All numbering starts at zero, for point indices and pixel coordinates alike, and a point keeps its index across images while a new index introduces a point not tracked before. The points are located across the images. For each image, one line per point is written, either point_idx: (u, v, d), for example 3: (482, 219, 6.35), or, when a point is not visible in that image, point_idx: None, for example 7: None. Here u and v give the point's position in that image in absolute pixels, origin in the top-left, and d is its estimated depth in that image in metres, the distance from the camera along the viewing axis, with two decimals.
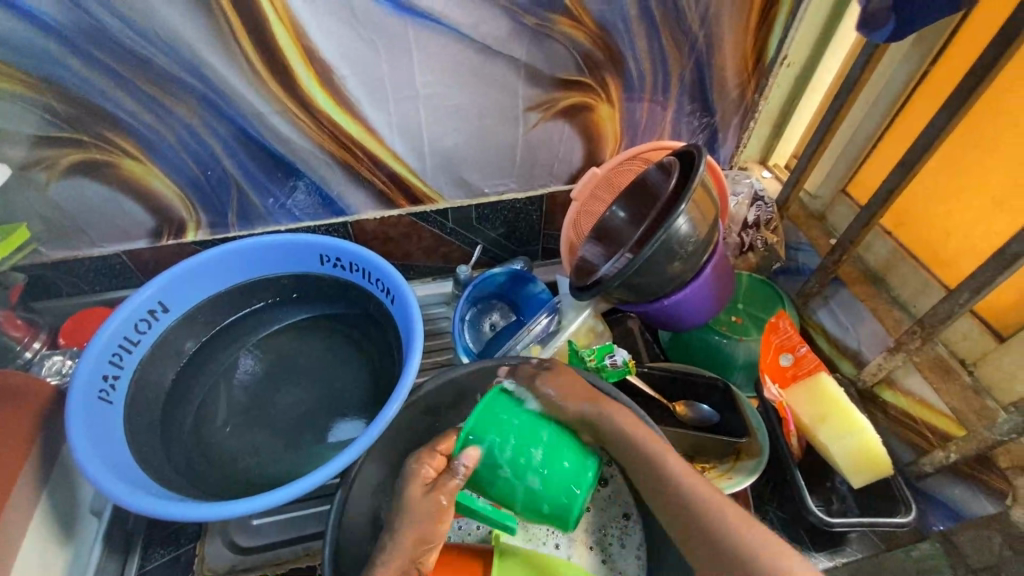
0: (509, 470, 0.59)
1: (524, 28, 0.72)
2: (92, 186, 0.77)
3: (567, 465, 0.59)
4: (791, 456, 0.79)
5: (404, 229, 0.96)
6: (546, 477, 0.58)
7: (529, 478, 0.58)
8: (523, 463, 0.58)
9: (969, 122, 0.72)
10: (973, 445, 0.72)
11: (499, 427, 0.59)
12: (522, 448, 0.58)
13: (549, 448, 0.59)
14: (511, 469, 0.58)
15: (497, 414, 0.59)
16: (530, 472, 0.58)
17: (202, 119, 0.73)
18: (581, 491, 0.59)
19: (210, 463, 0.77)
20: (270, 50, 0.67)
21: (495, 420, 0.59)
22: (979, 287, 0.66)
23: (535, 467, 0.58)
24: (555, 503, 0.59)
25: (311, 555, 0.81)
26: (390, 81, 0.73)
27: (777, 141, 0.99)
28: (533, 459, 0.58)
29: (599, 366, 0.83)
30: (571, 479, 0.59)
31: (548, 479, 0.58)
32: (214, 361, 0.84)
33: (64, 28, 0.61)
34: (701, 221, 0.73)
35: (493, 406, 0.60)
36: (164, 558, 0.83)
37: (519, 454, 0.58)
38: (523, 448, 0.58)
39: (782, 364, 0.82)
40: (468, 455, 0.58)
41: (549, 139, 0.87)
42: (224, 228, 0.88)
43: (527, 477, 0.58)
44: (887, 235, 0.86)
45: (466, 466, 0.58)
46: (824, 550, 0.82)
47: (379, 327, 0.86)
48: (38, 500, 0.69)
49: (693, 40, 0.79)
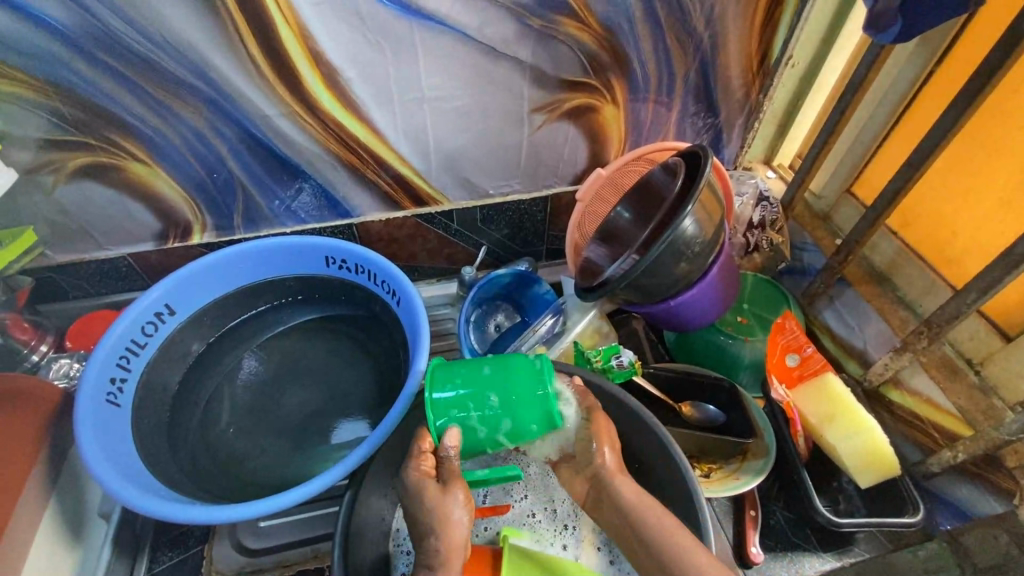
0: (485, 424, 0.61)
1: (529, 29, 0.72)
2: (99, 189, 0.77)
3: (519, 386, 0.60)
4: (799, 456, 0.79)
5: (409, 230, 0.96)
6: (518, 416, 0.60)
7: (505, 421, 0.60)
8: (487, 410, 0.60)
9: (976, 121, 0.71)
10: (981, 445, 0.72)
11: (448, 397, 0.61)
12: (478, 400, 0.61)
13: (499, 388, 0.60)
14: (486, 423, 0.60)
15: (440, 383, 0.62)
16: (502, 418, 0.60)
17: (208, 122, 0.73)
18: (546, 402, 0.60)
19: (217, 465, 0.77)
20: (276, 53, 0.67)
21: (444, 388, 0.62)
22: (986, 287, 0.66)
23: (499, 410, 0.60)
24: (530, 422, 0.60)
25: (320, 557, 0.82)
26: (396, 82, 0.73)
27: (782, 141, 0.99)
28: (493, 406, 0.60)
29: (605, 366, 0.84)
30: (526, 396, 0.60)
31: (514, 412, 0.60)
32: (220, 363, 0.84)
33: (71, 32, 0.61)
34: (706, 222, 0.73)
35: (436, 381, 0.62)
36: (172, 560, 0.83)
37: (482, 408, 0.60)
38: (481, 401, 0.61)
39: (789, 365, 0.83)
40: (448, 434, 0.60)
41: (554, 140, 0.87)
42: (230, 231, 0.88)
43: (502, 424, 0.61)
44: (893, 235, 0.86)
45: (450, 446, 0.59)
46: (832, 550, 0.82)
47: (385, 328, 0.86)
48: (46, 502, 0.69)
49: (698, 41, 0.79)
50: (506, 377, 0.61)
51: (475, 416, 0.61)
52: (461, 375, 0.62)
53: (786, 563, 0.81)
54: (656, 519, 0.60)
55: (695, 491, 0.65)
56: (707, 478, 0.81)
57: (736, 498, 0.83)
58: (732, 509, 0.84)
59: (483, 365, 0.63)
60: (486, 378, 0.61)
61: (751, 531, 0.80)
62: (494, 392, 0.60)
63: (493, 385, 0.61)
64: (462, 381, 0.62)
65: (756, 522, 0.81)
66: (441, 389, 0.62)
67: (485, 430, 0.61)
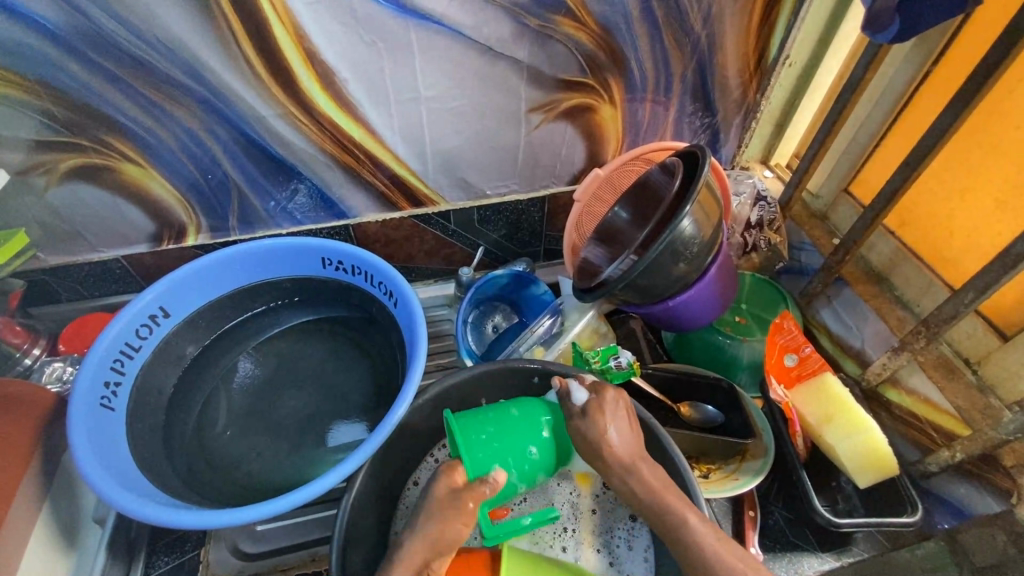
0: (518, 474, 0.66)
1: (526, 29, 0.71)
2: (91, 191, 0.76)
3: (549, 434, 0.67)
4: (797, 455, 0.79)
5: (405, 231, 0.95)
6: (547, 464, 0.68)
7: (530, 473, 0.67)
8: (520, 460, 0.66)
9: (976, 120, 0.71)
10: (979, 445, 0.72)
11: (488, 452, 0.64)
12: (514, 453, 0.66)
13: (534, 440, 0.66)
14: (519, 473, 0.66)
15: (474, 436, 0.65)
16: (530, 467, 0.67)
17: (202, 123, 0.72)
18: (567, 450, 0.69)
19: (213, 468, 0.76)
20: (271, 53, 0.66)
21: (478, 439, 0.65)
22: (983, 287, 0.66)
23: (534, 460, 0.67)
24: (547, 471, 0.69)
25: (318, 560, 0.82)
26: (391, 83, 0.73)
27: (779, 141, 0.99)
28: (530, 457, 0.66)
29: (603, 367, 0.83)
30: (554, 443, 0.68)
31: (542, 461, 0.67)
32: (215, 365, 0.84)
33: (63, 32, 0.60)
34: (705, 222, 0.73)
35: (469, 431, 0.64)
36: (169, 564, 0.81)
37: (519, 457, 0.66)
38: (517, 450, 0.66)
39: (787, 365, 0.83)
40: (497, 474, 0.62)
41: (551, 141, 0.87)
42: (225, 232, 0.87)
43: (532, 472, 0.67)
44: (891, 235, 0.86)
45: (498, 478, 0.62)
46: (831, 550, 0.82)
47: (381, 329, 0.86)
48: (40, 508, 0.68)
49: (695, 40, 0.79)
50: (534, 425, 0.67)
51: (510, 465, 0.65)
52: (489, 423, 0.66)
53: (785, 563, 0.81)
54: (677, 504, 0.60)
55: (694, 488, 0.65)
56: (706, 478, 0.81)
57: (735, 498, 0.84)
58: (731, 509, 0.84)
59: (507, 410, 0.68)
60: (519, 428, 0.66)
61: (749, 531, 0.81)
62: (529, 440, 0.66)
63: (529, 436, 0.66)
64: (494, 433, 0.65)
65: (756, 523, 0.81)
66: (475, 441, 0.64)
67: (514, 481, 0.66)
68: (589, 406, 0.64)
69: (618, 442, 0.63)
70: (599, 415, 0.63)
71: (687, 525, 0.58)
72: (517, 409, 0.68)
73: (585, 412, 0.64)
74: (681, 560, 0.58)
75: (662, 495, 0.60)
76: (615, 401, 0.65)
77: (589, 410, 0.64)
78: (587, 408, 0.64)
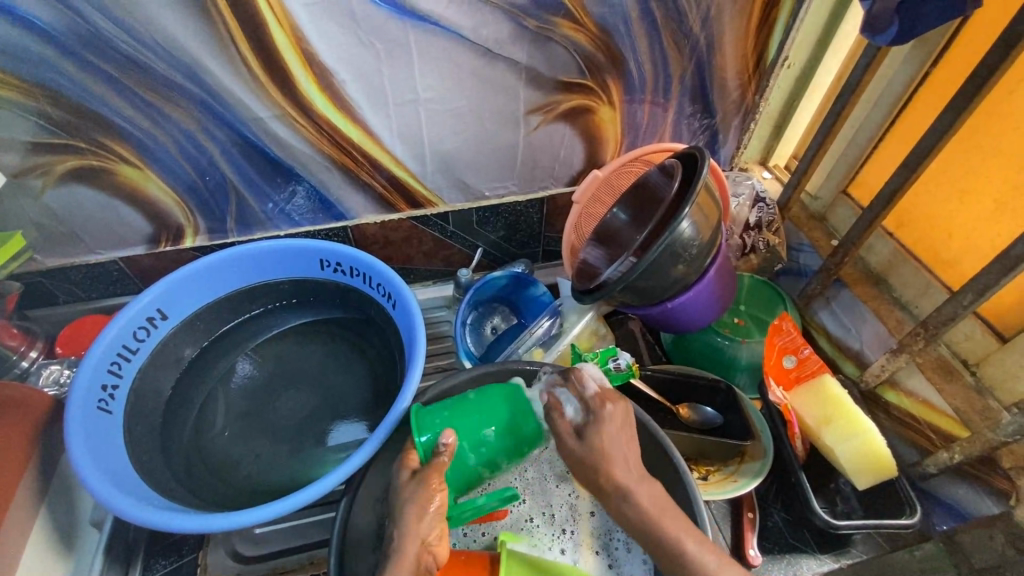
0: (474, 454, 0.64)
1: (525, 31, 0.71)
2: (87, 193, 0.76)
3: (502, 415, 0.64)
4: (796, 458, 0.79)
5: (404, 232, 0.95)
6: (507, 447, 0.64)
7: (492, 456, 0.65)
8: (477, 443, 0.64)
9: (975, 122, 0.71)
10: (977, 447, 0.73)
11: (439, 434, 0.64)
12: (467, 436, 0.64)
13: (488, 422, 0.64)
14: (476, 455, 0.64)
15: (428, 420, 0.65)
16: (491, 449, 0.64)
17: (200, 125, 0.72)
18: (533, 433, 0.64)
19: (211, 470, 0.76)
20: (270, 55, 0.66)
21: (434, 419, 0.64)
22: (982, 290, 0.66)
23: (489, 440, 0.64)
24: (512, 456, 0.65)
25: (317, 563, 0.81)
26: (390, 85, 0.73)
27: (778, 142, 0.99)
28: (485, 439, 0.64)
29: (602, 369, 0.83)
30: (509, 423, 0.64)
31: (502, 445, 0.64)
32: (213, 367, 0.83)
33: (60, 34, 0.60)
34: (704, 224, 0.73)
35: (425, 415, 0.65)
36: (165, 568, 0.81)
37: (473, 439, 0.64)
38: (471, 432, 0.64)
39: (786, 366, 0.82)
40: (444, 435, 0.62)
41: (549, 142, 0.87)
42: (223, 234, 0.87)
43: (491, 453, 0.64)
44: (889, 236, 0.86)
45: (447, 443, 0.62)
46: (829, 551, 0.82)
47: (380, 331, 0.86)
48: (37, 511, 0.68)
49: (694, 42, 0.79)
50: (489, 408, 0.64)
51: (467, 446, 0.64)
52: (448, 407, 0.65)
53: (784, 564, 0.81)
54: (674, 528, 0.57)
55: (692, 490, 0.65)
56: (705, 480, 0.81)
57: (734, 500, 0.84)
58: (730, 511, 0.84)
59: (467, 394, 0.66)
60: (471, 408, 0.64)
61: (749, 532, 0.81)
62: (484, 423, 0.64)
63: (482, 418, 0.64)
64: (450, 414, 0.65)
65: (755, 524, 0.81)
66: (430, 424, 0.64)
67: (473, 463, 0.64)
68: (586, 427, 0.60)
69: (617, 465, 0.59)
70: (595, 435, 0.60)
71: (684, 550, 0.56)
72: (477, 394, 0.66)
73: (580, 433, 0.61)
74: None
75: (658, 516, 0.58)
76: (612, 417, 0.61)
77: (585, 431, 0.60)
78: (582, 428, 0.61)
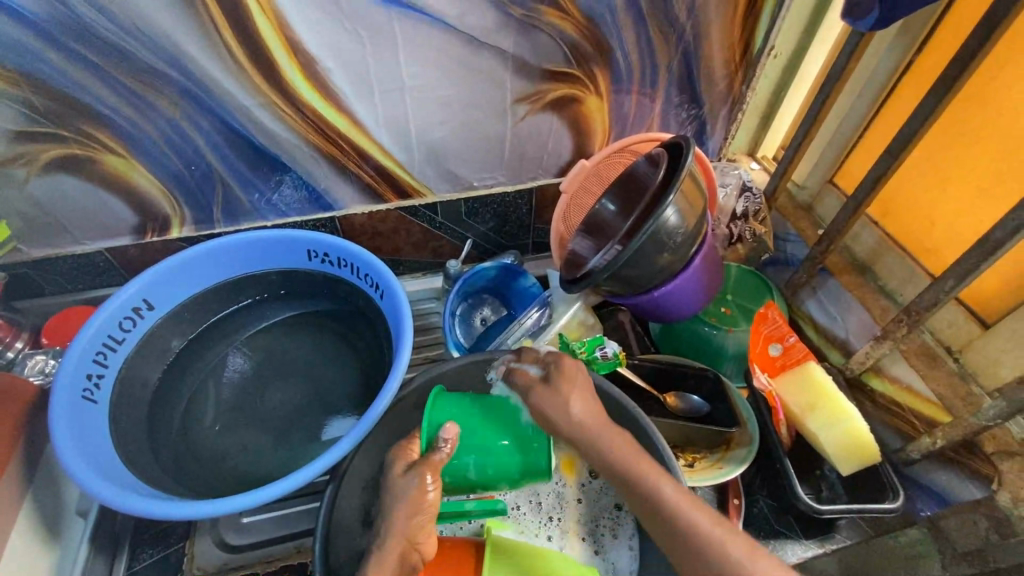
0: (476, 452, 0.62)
1: (511, 19, 0.71)
2: (72, 182, 0.76)
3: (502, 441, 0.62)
4: (781, 445, 0.79)
5: (392, 223, 0.95)
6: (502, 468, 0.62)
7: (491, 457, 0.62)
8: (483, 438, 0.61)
9: (955, 109, 0.72)
10: (959, 431, 0.73)
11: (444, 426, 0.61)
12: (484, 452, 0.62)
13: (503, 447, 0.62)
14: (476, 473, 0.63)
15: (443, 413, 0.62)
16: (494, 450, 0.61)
17: (184, 113, 0.72)
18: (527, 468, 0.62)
19: (198, 461, 0.76)
20: (254, 42, 0.66)
21: (444, 412, 0.62)
22: (963, 275, 0.66)
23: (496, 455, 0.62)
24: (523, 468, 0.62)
25: (303, 552, 0.81)
26: (376, 74, 0.73)
27: (765, 132, 1.00)
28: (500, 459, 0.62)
29: (589, 358, 0.83)
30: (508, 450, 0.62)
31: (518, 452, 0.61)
32: (202, 359, 0.83)
33: (40, 20, 0.60)
34: (689, 211, 0.74)
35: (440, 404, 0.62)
36: (152, 558, 0.81)
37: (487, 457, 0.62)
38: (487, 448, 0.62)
39: (772, 354, 0.83)
40: (447, 429, 0.59)
41: (537, 132, 0.87)
42: (210, 224, 0.87)
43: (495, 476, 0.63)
44: (875, 225, 0.87)
45: (448, 439, 0.59)
46: (815, 537, 0.84)
47: (368, 322, 0.86)
48: (22, 501, 0.68)
49: (680, 31, 0.79)
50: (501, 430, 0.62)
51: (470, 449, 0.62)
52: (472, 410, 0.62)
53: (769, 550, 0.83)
54: (650, 473, 0.54)
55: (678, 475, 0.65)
56: (691, 467, 0.82)
57: (720, 487, 0.84)
58: (716, 497, 0.84)
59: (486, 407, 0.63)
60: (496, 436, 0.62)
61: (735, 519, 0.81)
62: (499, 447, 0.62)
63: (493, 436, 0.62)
64: (466, 410, 0.62)
65: (741, 510, 0.82)
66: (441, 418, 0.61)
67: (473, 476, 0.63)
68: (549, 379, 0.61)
69: (581, 412, 0.58)
70: (562, 377, 0.60)
71: (654, 492, 0.53)
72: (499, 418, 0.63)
73: (545, 382, 0.61)
74: (673, 558, 0.52)
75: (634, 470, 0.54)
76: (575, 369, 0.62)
77: (549, 381, 0.61)
78: (548, 376, 0.61)
